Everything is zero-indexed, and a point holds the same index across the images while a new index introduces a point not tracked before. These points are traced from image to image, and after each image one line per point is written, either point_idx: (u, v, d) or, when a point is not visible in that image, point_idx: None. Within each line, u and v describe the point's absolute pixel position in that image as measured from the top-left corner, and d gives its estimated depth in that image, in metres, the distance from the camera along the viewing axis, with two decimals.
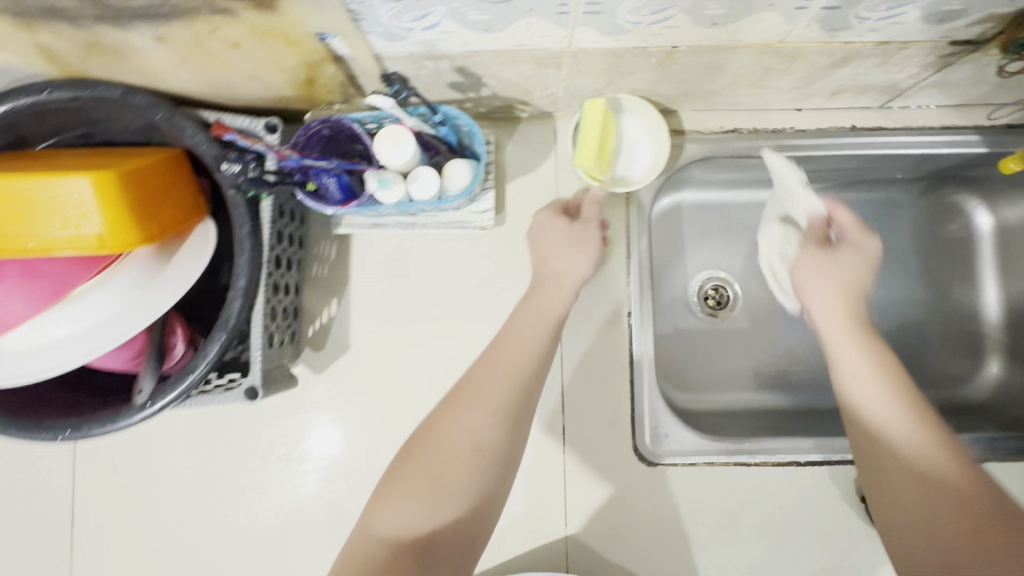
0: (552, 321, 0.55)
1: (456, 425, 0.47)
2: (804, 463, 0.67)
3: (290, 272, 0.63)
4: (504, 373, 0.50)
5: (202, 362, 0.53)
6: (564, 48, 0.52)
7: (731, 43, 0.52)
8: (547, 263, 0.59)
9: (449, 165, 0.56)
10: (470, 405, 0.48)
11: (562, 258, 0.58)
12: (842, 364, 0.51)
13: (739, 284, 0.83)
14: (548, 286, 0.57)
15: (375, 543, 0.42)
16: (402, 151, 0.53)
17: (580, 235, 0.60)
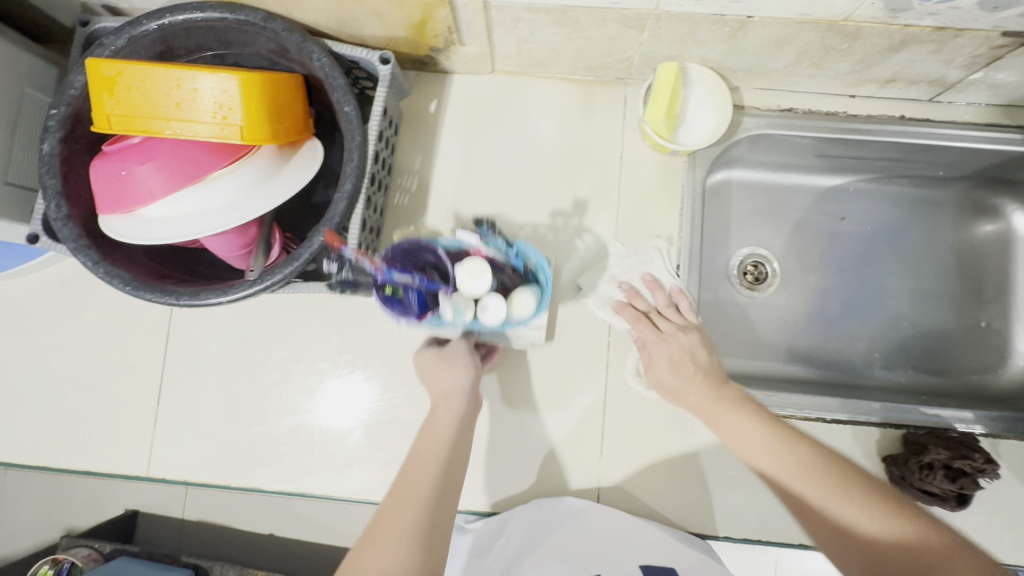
0: (443, 436, 0.54)
1: (370, 558, 0.45)
2: (830, 421, 0.71)
3: (379, 195, 0.71)
4: (407, 492, 0.49)
5: (307, 249, 0.60)
6: (651, 9, 0.60)
7: (801, 17, 0.59)
8: (434, 387, 0.60)
9: (515, 296, 0.63)
10: (390, 532, 0.46)
11: (443, 378, 0.60)
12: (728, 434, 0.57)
13: (778, 263, 0.88)
14: (436, 407, 0.58)
15: None
16: (480, 282, 0.60)
17: (453, 352, 0.62)
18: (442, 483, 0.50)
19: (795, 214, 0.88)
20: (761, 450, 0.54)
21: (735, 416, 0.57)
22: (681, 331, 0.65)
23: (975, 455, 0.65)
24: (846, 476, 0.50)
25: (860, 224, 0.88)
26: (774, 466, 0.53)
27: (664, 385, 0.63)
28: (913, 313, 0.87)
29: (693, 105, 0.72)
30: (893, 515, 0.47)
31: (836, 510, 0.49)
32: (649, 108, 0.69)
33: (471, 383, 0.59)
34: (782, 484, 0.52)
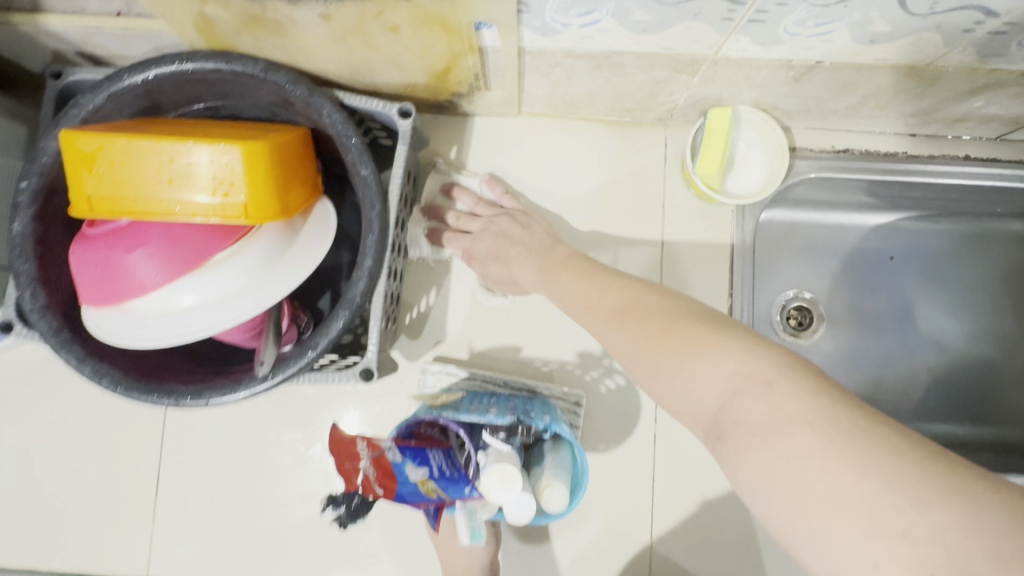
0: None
1: None
2: None
3: (399, 259, 0.64)
4: None
5: (326, 338, 0.53)
6: (710, 54, 0.53)
7: (879, 63, 0.52)
8: (449, 566, 0.62)
9: (545, 490, 0.52)
10: None
11: (456, 556, 0.61)
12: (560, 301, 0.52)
13: (823, 307, 0.82)
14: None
15: None
16: (507, 494, 0.49)
17: None
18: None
19: (840, 254, 0.82)
20: (579, 298, 0.49)
21: (569, 274, 0.51)
22: (501, 219, 0.63)
23: None
24: (681, 311, 0.41)
25: (909, 263, 0.82)
26: (595, 306, 0.47)
27: (499, 279, 0.61)
28: (966, 357, 0.82)
29: (743, 148, 0.66)
30: (702, 338, 0.38)
31: (651, 345, 0.40)
32: (700, 156, 0.63)
33: (487, 560, 0.61)
34: (598, 326, 0.46)
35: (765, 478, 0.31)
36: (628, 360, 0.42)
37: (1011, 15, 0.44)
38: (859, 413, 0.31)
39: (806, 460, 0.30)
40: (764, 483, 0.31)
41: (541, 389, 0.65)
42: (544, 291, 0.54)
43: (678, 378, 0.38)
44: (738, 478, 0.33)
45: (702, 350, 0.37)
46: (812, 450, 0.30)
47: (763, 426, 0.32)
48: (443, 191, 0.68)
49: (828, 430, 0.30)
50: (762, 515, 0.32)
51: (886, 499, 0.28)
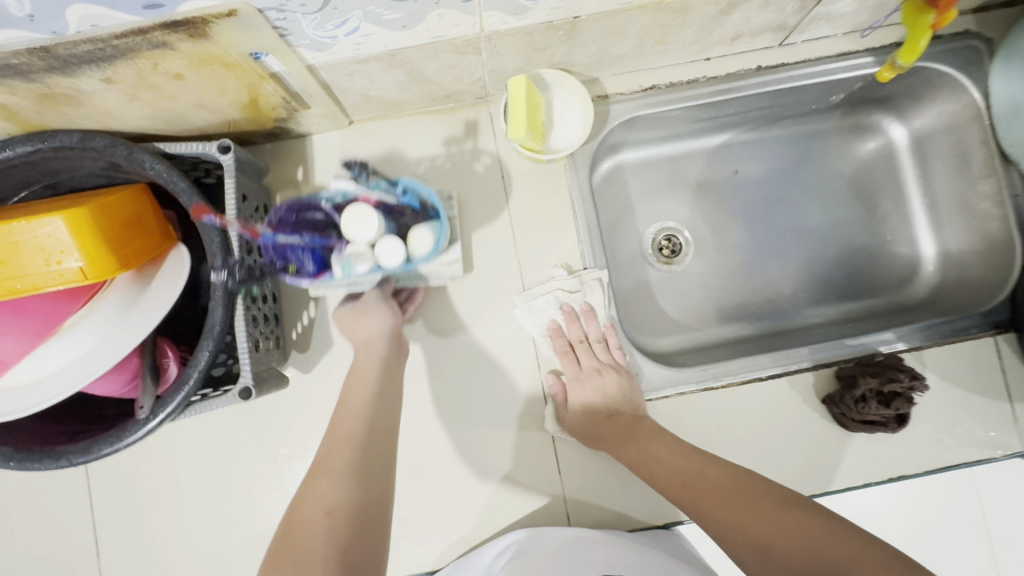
0: (373, 367, 0.62)
1: (309, 504, 0.49)
2: (765, 378, 0.73)
3: (265, 282, 0.67)
4: (342, 437, 0.55)
5: (194, 371, 0.56)
6: (478, 33, 0.58)
7: (626, 6, 0.58)
8: (353, 334, 0.67)
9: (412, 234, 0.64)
10: (330, 473, 0.52)
11: (361, 324, 0.66)
12: (649, 471, 0.60)
13: (688, 231, 0.89)
14: (361, 349, 0.65)
15: None
16: (367, 229, 0.61)
17: (367, 304, 0.68)
18: (377, 414, 0.58)
19: (691, 180, 0.90)
20: (670, 461, 0.59)
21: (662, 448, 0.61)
22: (599, 372, 0.70)
23: (902, 376, 0.67)
24: (769, 495, 0.51)
25: (754, 173, 0.90)
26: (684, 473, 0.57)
27: (581, 428, 0.68)
28: (825, 245, 0.89)
29: (558, 108, 0.71)
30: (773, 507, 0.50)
31: (742, 511, 0.50)
32: (510, 124, 0.66)
33: (391, 326, 0.66)
34: (691, 493, 0.55)
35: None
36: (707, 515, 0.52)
37: None
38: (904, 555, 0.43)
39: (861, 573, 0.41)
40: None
41: None
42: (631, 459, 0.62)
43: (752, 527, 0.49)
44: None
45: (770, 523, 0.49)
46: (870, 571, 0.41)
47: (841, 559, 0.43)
48: (548, 326, 0.74)
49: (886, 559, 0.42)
50: None
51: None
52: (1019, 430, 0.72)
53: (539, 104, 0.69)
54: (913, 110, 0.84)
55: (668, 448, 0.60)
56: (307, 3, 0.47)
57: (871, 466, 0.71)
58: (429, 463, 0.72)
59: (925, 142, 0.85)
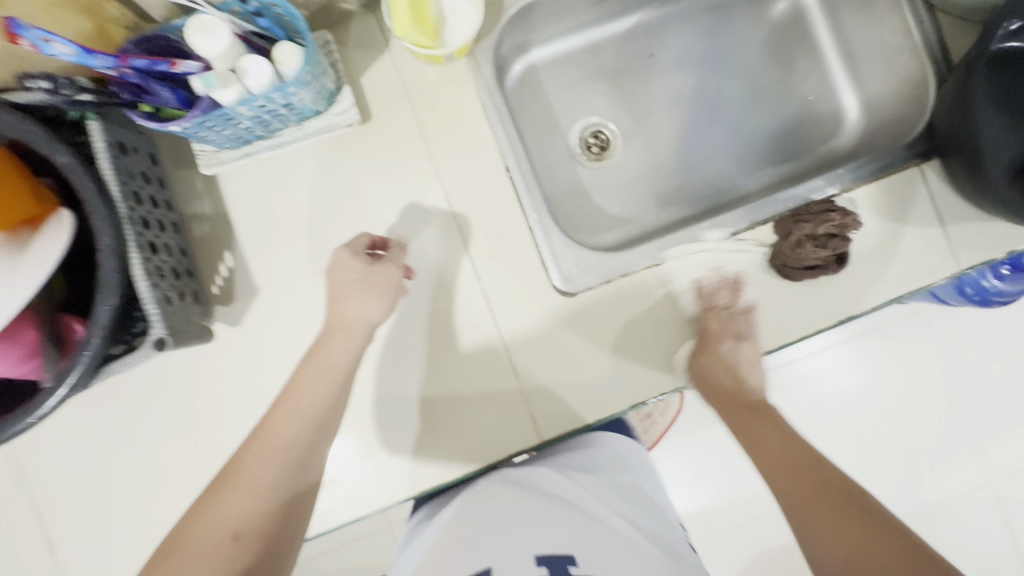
0: (336, 377, 0.58)
1: (247, 470, 0.54)
2: (704, 246, 0.71)
3: (166, 234, 0.63)
4: (299, 410, 0.56)
5: (97, 328, 0.52)
6: None
7: None
8: (338, 310, 0.61)
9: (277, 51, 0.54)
10: (271, 445, 0.55)
11: (352, 300, 0.60)
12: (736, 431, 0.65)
13: (614, 123, 0.87)
14: (340, 338, 0.60)
15: (230, 504, 0.52)
16: (218, 42, 0.50)
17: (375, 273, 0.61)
18: (319, 426, 0.57)
19: (609, 70, 0.87)
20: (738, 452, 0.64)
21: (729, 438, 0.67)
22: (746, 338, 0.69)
23: (834, 215, 0.68)
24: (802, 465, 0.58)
25: (671, 54, 0.88)
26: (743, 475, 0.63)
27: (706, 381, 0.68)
28: (752, 116, 0.88)
29: (449, 1, 0.67)
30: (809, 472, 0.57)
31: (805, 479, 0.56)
32: (393, 17, 0.64)
33: (380, 318, 0.61)
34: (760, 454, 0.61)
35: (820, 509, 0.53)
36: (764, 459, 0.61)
37: None
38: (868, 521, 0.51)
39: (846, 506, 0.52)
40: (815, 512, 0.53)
41: None
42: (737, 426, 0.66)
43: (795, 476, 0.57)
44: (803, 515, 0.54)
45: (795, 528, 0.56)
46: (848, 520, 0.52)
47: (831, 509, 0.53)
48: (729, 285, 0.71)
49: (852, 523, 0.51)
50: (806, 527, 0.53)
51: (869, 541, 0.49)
52: (954, 252, 0.73)
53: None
54: None
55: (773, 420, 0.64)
56: None
57: (824, 312, 0.71)
58: (385, 396, 0.69)
59: None
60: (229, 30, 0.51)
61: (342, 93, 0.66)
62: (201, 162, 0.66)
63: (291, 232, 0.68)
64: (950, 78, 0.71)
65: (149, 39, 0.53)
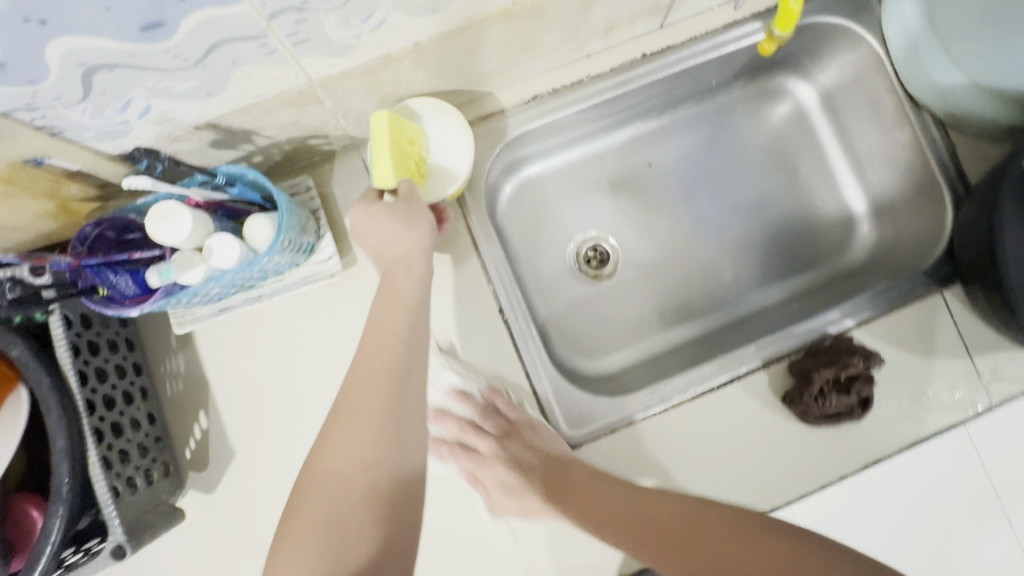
0: (408, 301, 0.49)
1: (359, 381, 0.44)
2: (715, 388, 0.67)
3: (135, 405, 0.58)
4: (385, 322, 0.48)
5: (46, 547, 0.47)
6: (307, 82, 0.50)
7: (466, 22, 0.51)
8: (384, 253, 0.52)
9: (250, 225, 0.50)
10: (377, 354, 0.45)
11: (394, 233, 0.52)
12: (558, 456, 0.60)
13: (613, 237, 0.83)
14: (397, 271, 0.51)
15: (349, 409, 0.43)
16: (182, 230, 0.46)
17: (411, 205, 0.53)
18: (408, 345, 0.47)
19: (606, 180, 0.83)
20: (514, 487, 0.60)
21: (557, 440, 0.61)
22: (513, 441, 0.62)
23: (854, 360, 0.63)
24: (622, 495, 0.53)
25: (669, 163, 0.84)
26: (605, 517, 0.50)
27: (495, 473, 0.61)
28: (757, 223, 0.84)
29: (441, 135, 0.60)
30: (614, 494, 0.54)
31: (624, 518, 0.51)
32: (375, 173, 0.54)
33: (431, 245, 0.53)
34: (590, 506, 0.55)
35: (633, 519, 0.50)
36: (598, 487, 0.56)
37: None
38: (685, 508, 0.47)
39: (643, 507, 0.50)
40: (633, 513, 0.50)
41: None
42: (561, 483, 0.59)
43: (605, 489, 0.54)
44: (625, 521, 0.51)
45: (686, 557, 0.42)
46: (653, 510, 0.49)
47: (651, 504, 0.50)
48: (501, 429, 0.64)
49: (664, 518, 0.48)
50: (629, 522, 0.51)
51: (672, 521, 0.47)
52: (986, 385, 0.67)
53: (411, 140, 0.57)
54: (816, 68, 0.80)
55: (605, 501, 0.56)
56: (63, 95, 0.39)
57: (849, 458, 0.65)
58: None
59: (832, 99, 0.81)
60: (192, 213, 0.46)
61: (323, 241, 0.62)
62: (173, 320, 0.62)
63: (270, 389, 0.63)
64: (969, 200, 0.67)
65: (109, 218, 0.49)
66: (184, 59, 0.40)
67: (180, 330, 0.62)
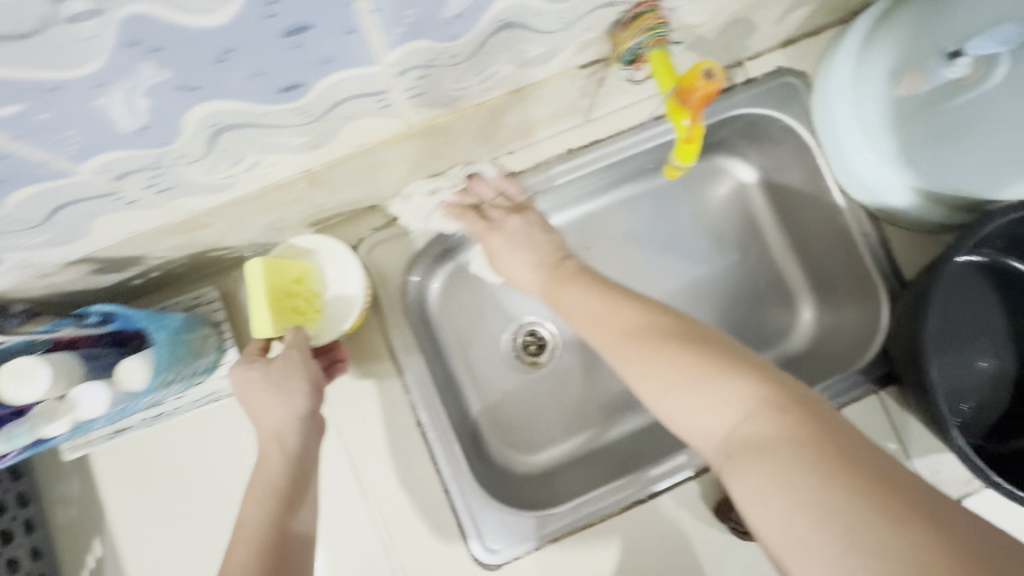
0: (294, 455, 0.51)
1: (258, 493, 0.49)
2: (646, 499, 0.64)
3: (17, 542, 0.54)
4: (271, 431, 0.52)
5: None
6: (189, 214, 0.47)
7: (359, 148, 0.48)
8: (261, 425, 0.52)
9: (121, 369, 0.47)
10: (267, 462, 0.51)
11: (272, 403, 0.52)
12: (634, 387, 0.46)
13: (551, 322, 0.81)
14: (270, 448, 0.51)
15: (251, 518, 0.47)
16: (39, 389, 0.42)
17: (291, 357, 0.53)
18: (295, 496, 0.49)
19: None
20: (667, 396, 0.43)
21: (715, 381, 0.41)
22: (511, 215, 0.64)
23: None
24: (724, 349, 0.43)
25: (608, 245, 0.82)
26: (710, 438, 0.40)
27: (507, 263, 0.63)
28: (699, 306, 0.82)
29: (333, 270, 0.62)
30: (715, 368, 0.41)
31: (758, 476, 0.36)
32: (255, 325, 0.54)
33: (310, 407, 0.53)
34: (661, 371, 0.44)
35: (761, 488, 0.35)
36: (685, 414, 0.41)
37: (397, 85, 0.40)
38: (823, 415, 0.37)
39: (787, 496, 0.34)
40: (761, 508, 0.35)
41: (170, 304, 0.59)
42: (623, 364, 0.47)
43: (697, 404, 0.41)
44: (734, 476, 0.37)
45: (817, 488, 0.33)
46: (798, 489, 0.34)
47: (770, 444, 0.36)
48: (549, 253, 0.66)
49: (813, 465, 0.34)
50: (739, 496, 0.37)
51: (817, 496, 0.33)
52: None
53: (295, 281, 0.59)
54: (753, 151, 0.79)
55: (706, 397, 0.41)
56: None
57: None
58: None
59: (770, 182, 0.80)
60: (49, 368, 0.43)
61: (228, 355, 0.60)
62: (65, 445, 0.58)
63: (170, 512, 0.60)
64: (902, 299, 0.65)
65: None
66: (24, 222, 0.37)
67: (70, 454, 0.59)
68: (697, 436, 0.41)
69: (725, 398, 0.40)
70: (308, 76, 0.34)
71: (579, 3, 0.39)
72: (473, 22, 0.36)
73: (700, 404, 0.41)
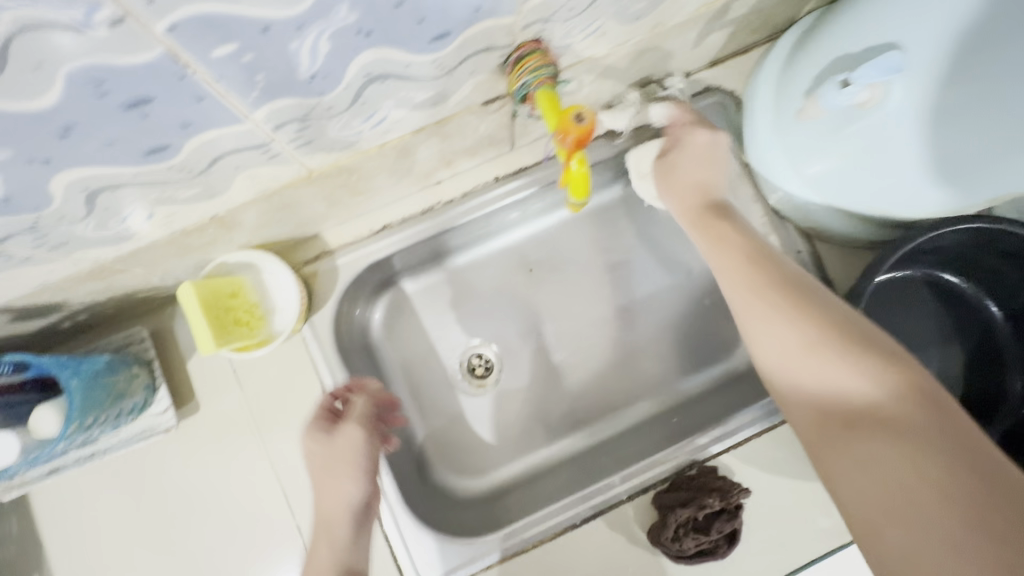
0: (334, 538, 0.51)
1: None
2: (579, 524, 0.64)
3: None
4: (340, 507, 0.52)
5: None
6: (97, 263, 0.48)
7: (263, 192, 0.49)
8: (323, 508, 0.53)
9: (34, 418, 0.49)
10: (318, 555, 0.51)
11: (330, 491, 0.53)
12: (763, 343, 0.47)
13: (497, 344, 0.81)
14: (332, 532, 0.52)
15: None
16: None
17: (332, 448, 0.54)
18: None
19: (489, 286, 0.82)
20: (789, 366, 0.45)
21: (855, 354, 0.42)
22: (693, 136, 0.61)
23: (712, 500, 0.59)
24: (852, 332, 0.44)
25: (551, 266, 0.82)
26: (827, 403, 0.43)
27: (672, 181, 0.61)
28: (647, 323, 0.81)
29: (269, 279, 0.62)
30: (849, 348, 0.43)
31: (876, 456, 0.38)
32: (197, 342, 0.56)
33: (367, 488, 0.53)
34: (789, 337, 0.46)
35: (881, 460, 0.38)
36: (812, 378, 0.44)
37: (279, 137, 0.41)
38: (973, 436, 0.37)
39: (906, 474, 0.36)
40: (873, 478, 0.38)
41: (101, 345, 0.61)
42: (750, 318, 0.49)
43: (824, 369, 0.43)
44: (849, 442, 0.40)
45: (941, 481, 0.35)
46: (921, 473, 0.36)
47: (896, 430, 0.38)
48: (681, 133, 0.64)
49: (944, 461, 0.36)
50: (850, 466, 0.39)
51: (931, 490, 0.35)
52: None
53: (233, 294, 0.59)
54: None
55: (832, 367, 0.43)
56: None
57: None
58: None
59: None
60: None
61: (159, 393, 0.61)
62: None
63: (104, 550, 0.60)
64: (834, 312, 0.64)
65: None
66: None
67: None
68: (815, 401, 0.44)
69: (844, 366, 0.42)
70: (172, 139, 0.35)
71: (451, 52, 0.40)
72: (339, 77, 0.37)
73: (827, 370, 0.43)
